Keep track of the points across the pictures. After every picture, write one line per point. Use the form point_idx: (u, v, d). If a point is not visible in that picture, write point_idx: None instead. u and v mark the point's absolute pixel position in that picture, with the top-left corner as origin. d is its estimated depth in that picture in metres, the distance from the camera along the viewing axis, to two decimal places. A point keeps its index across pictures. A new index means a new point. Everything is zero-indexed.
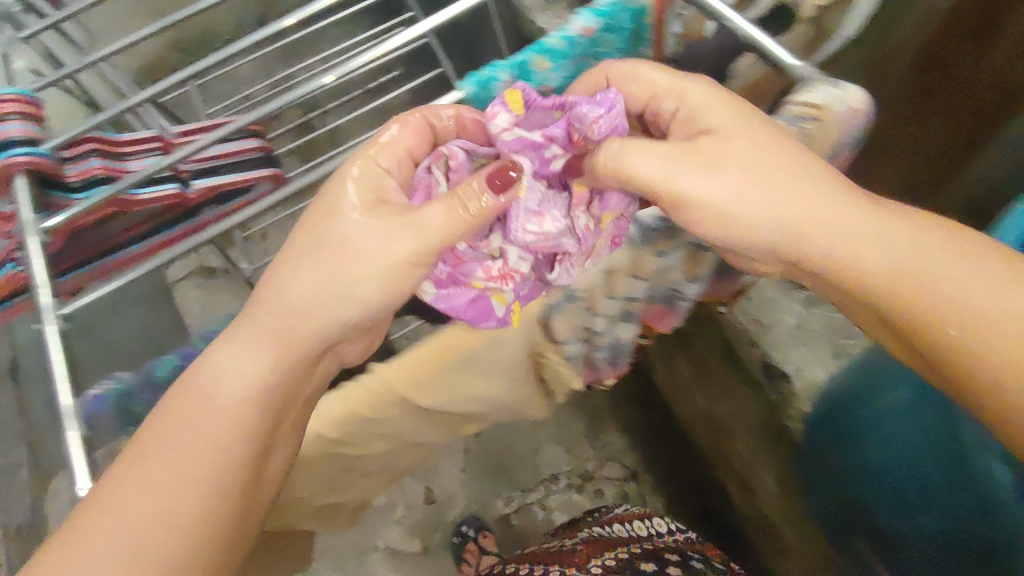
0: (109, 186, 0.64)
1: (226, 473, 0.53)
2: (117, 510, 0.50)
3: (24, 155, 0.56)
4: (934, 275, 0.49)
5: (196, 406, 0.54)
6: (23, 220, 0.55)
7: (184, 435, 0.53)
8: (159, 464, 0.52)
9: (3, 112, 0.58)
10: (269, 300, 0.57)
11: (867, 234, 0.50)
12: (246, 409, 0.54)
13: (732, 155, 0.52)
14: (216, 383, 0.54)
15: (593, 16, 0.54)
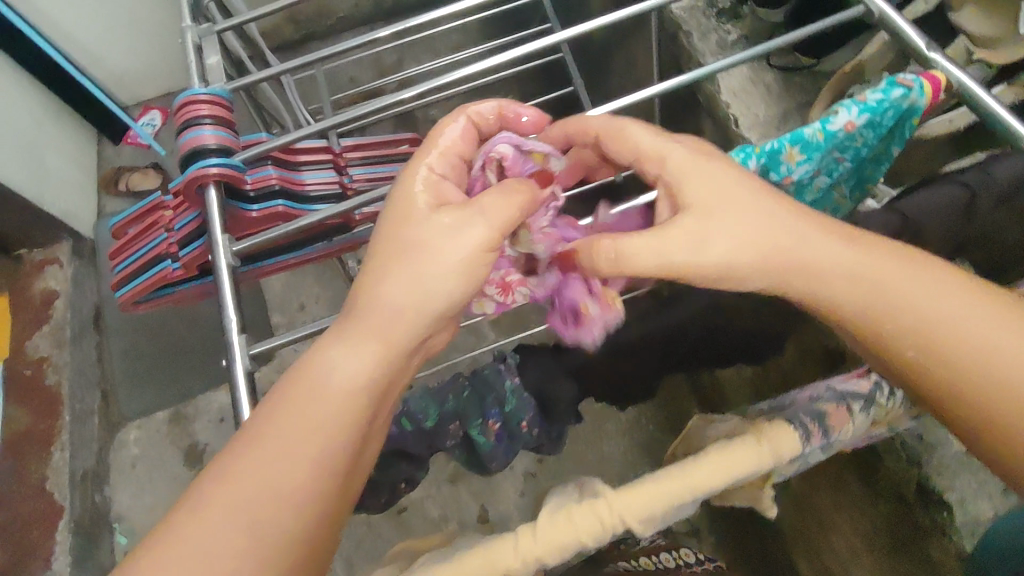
0: (286, 202, 0.61)
1: (320, 490, 0.43)
2: (214, 530, 0.41)
3: (217, 167, 0.53)
4: (895, 297, 0.45)
5: (290, 411, 0.44)
6: (218, 241, 0.51)
7: (279, 444, 0.43)
8: (250, 481, 0.43)
9: (199, 115, 0.55)
10: (371, 299, 0.47)
11: (856, 272, 0.46)
12: (346, 412, 0.44)
13: (723, 203, 0.48)
14: (308, 388, 0.45)
15: (862, 112, 0.50)
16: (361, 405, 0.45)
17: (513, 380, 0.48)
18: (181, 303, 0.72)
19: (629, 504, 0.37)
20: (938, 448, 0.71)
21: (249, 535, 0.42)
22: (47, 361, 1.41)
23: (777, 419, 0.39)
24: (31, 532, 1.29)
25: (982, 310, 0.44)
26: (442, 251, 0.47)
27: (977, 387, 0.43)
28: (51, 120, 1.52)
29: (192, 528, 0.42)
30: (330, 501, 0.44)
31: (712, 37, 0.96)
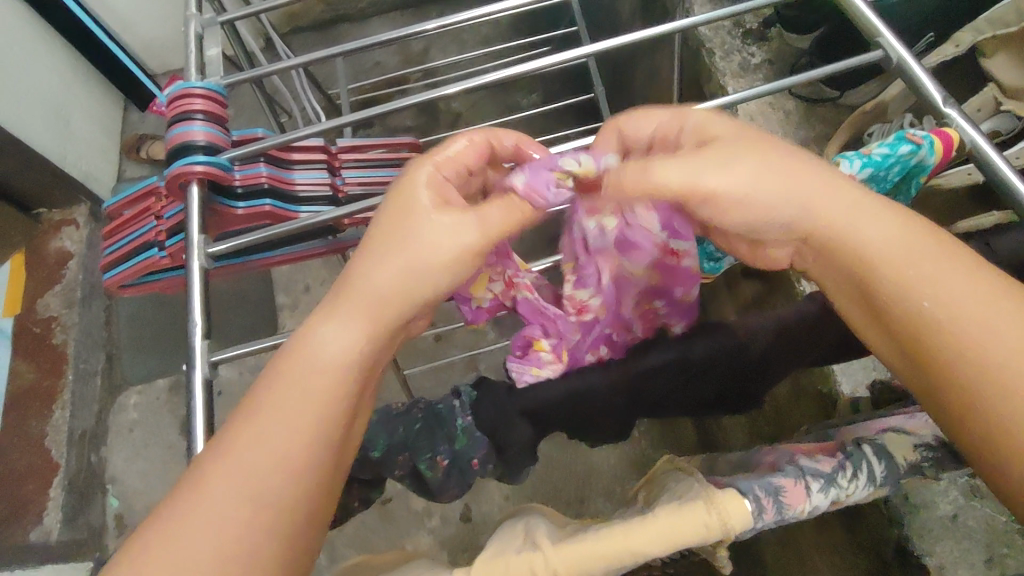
0: (274, 202, 0.60)
1: (310, 485, 0.38)
2: (194, 533, 0.36)
3: (203, 165, 0.53)
4: (901, 261, 0.39)
5: (275, 396, 0.39)
6: (194, 241, 0.51)
7: (253, 441, 0.38)
8: (232, 476, 0.37)
9: (191, 109, 0.55)
10: (363, 276, 0.41)
11: (865, 227, 0.40)
12: (330, 397, 0.39)
13: (736, 145, 0.42)
14: (289, 372, 0.39)
15: (865, 167, 0.48)
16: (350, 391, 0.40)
17: (465, 418, 0.45)
18: (169, 289, 0.72)
19: (563, 559, 0.36)
20: (921, 511, 0.67)
21: (211, 537, 0.36)
22: (56, 321, 1.42)
23: (730, 488, 0.37)
24: (24, 486, 1.30)
25: (1009, 308, 0.37)
26: (426, 233, 0.41)
27: (979, 387, 0.36)
28: (79, 83, 1.52)
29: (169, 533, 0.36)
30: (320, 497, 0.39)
31: (735, 58, 0.93)
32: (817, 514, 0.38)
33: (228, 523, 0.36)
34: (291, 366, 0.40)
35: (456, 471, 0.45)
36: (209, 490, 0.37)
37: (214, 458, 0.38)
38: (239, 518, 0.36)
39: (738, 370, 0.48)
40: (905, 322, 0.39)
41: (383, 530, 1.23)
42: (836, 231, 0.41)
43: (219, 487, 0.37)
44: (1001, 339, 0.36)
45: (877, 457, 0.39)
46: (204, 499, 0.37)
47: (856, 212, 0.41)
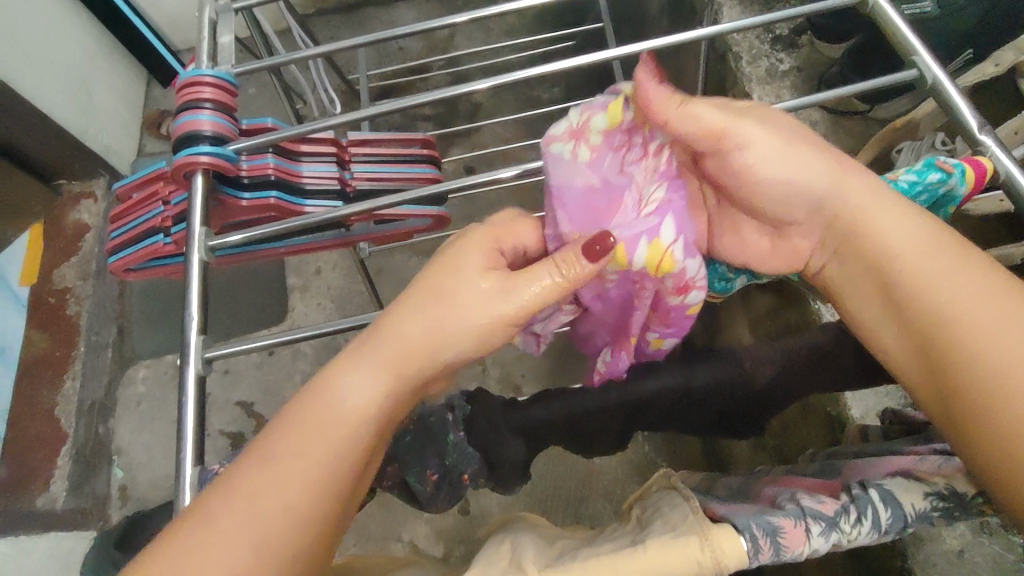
0: (279, 194, 0.60)
1: (320, 531, 0.39)
2: (205, 566, 0.37)
3: (208, 156, 0.53)
4: (913, 264, 0.41)
5: (301, 440, 0.40)
6: (195, 233, 0.51)
7: (278, 471, 0.39)
8: (252, 514, 0.38)
9: (199, 98, 0.55)
10: (394, 331, 0.43)
11: (886, 226, 0.42)
12: (352, 445, 0.41)
13: (777, 123, 0.44)
14: (316, 418, 0.41)
15: None
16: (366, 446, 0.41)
17: (458, 433, 0.45)
18: (174, 275, 0.72)
19: None
20: (926, 543, 0.65)
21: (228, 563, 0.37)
22: (69, 292, 1.44)
23: (727, 523, 0.36)
24: (34, 453, 1.32)
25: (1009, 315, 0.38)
26: (462, 296, 0.44)
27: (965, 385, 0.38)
28: (104, 57, 1.53)
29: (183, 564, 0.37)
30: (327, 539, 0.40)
31: (762, 64, 0.90)
32: (816, 556, 0.37)
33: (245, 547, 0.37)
34: (319, 408, 0.41)
35: (445, 485, 0.45)
36: (229, 514, 0.38)
37: (233, 486, 0.39)
38: (258, 546, 0.37)
39: (742, 397, 0.46)
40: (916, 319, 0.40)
41: (381, 517, 1.23)
42: (864, 213, 0.43)
43: (237, 513, 0.38)
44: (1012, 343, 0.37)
45: (882, 500, 0.37)
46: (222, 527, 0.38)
47: (878, 208, 0.43)
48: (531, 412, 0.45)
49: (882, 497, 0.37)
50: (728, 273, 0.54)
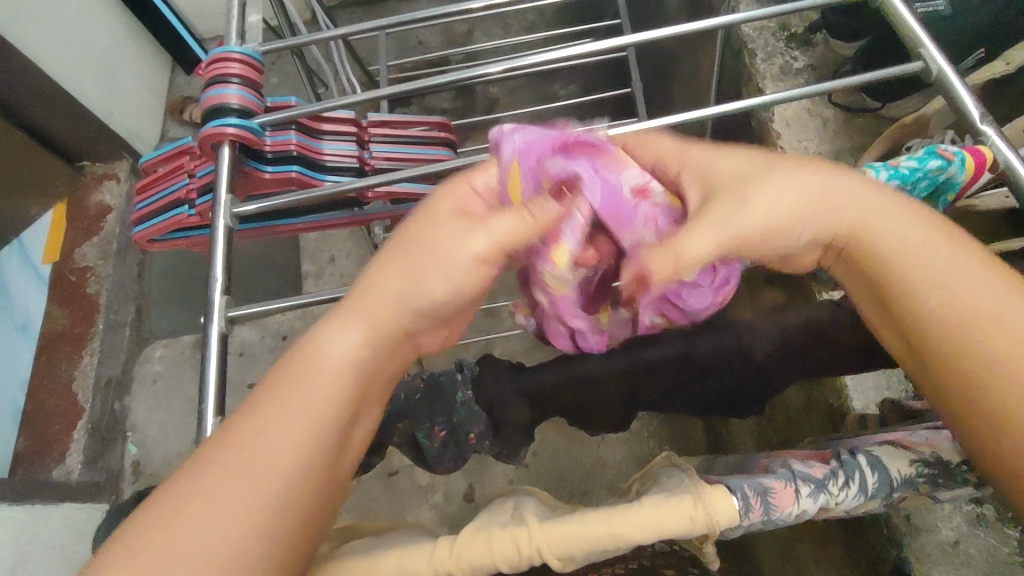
0: (301, 168, 0.62)
1: (316, 475, 0.38)
2: (203, 514, 0.36)
3: (234, 127, 0.55)
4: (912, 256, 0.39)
5: (288, 392, 0.39)
6: (222, 200, 0.53)
7: (269, 439, 0.38)
8: (247, 467, 0.37)
9: (227, 72, 0.57)
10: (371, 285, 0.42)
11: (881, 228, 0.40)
12: (338, 395, 0.40)
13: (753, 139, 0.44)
14: (298, 374, 0.40)
15: (890, 178, 0.48)
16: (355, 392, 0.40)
17: (465, 392, 0.46)
18: (195, 247, 0.75)
19: (548, 537, 0.37)
20: (922, 533, 0.66)
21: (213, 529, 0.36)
22: (91, 271, 1.47)
23: (720, 485, 0.38)
24: (50, 426, 1.34)
25: (1007, 305, 0.37)
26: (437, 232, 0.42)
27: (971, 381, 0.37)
28: (132, 42, 1.57)
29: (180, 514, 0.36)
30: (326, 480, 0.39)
31: (776, 61, 0.91)
32: (806, 518, 0.39)
33: (235, 512, 0.36)
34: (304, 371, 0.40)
35: (452, 444, 0.47)
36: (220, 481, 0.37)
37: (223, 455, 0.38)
38: (248, 511, 0.36)
39: (741, 372, 0.48)
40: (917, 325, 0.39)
41: (386, 500, 1.25)
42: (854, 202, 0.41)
43: (228, 479, 0.37)
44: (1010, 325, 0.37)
45: (868, 466, 0.39)
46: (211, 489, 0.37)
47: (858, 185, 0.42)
48: (539, 375, 0.47)
49: (868, 463, 0.40)
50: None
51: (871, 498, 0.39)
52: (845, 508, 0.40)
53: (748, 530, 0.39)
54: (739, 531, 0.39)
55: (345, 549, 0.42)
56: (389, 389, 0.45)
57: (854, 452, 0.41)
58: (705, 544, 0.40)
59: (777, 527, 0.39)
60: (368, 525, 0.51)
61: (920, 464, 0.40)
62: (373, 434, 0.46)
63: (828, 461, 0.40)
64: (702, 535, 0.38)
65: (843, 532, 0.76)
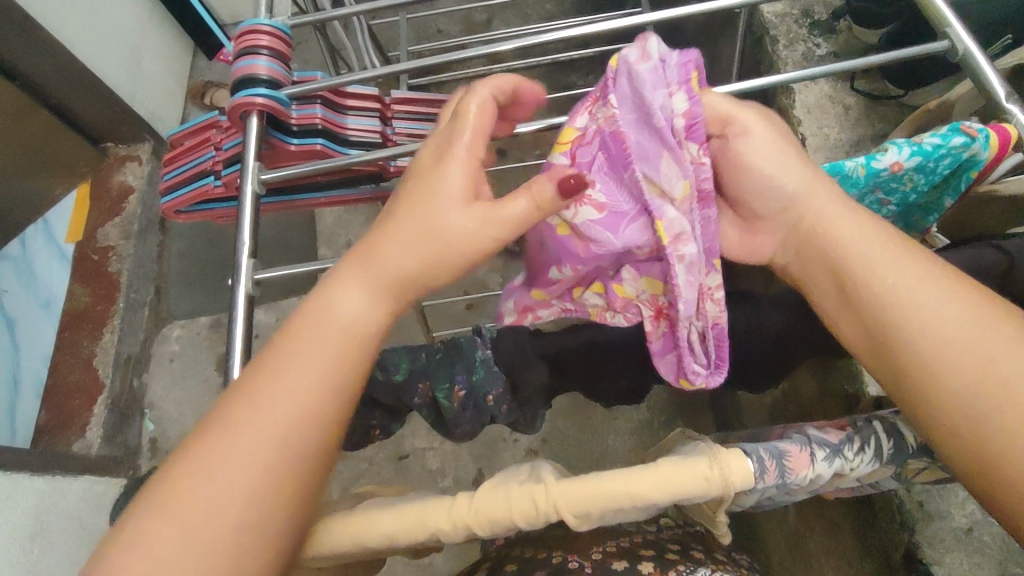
0: (326, 141, 0.63)
1: (297, 452, 0.39)
2: (205, 495, 0.37)
3: (263, 97, 0.57)
4: (867, 271, 0.43)
5: (282, 354, 0.41)
6: (250, 167, 0.55)
7: (258, 413, 0.39)
8: (236, 446, 0.38)
9: (257, 44, 0.58)
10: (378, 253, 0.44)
11: (854, 246, 0.44)
12: (343, 352, 0.41)
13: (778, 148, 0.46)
14: (306, 320, 0.42)
15: (912, 155, 0.49)
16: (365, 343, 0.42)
17: (485, 351, 0.47)
18: (220, 220, 0.76)
19: (566, 495, 0.37)
20: (934, 520, 0.66)
21: (213, 515, 0.37)
22: (112, 250, 1.49)
23: (736, 448, 0.38)
24: (71, 400, 1.36)
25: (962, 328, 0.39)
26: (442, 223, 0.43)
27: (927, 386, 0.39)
28: (155, 26, 1.59)
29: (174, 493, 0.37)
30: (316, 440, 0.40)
31: (798, 48, 0.91)
32: (819, 483, 0.40)
33: (228, 498, 0.37)
34: (297, 347, 0.41)
35: (471, 406, 0.47)
36: (209, 480, 0.37)
37: (207, 455, 0.38)
38: (239, 495, 0.37)
39: (757, 341, 0.49)
40: (898, 360, 0.41)
41: (398, 481, 1.26)
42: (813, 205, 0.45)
43: (223, 477, 0.37)
44: (922, 318, 0.40)
45: (880, 432, 0.40)
46: (198, 491, 0.37)
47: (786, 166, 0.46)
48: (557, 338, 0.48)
49: (880, 430, 0.40)
50: None
51: (885, 463, 0.40)
52: (857, 476, 0.41)
53: (762, 494, 0.40)
54: (753, 495, 0.40)
55: (366, 504, 0.43)
56: (412, 349, 0.47)
57: (869, 419, 0.42)
58: (716, 510, 0.41)
59: (791, 489, 0.40)
60: (386, 489, 0.52)
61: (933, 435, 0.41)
62: (395, 395, 0.47)
63: (839, 429, 0.41)
64: (720, 500, 0.39)
65: (855, 518, 0.75)
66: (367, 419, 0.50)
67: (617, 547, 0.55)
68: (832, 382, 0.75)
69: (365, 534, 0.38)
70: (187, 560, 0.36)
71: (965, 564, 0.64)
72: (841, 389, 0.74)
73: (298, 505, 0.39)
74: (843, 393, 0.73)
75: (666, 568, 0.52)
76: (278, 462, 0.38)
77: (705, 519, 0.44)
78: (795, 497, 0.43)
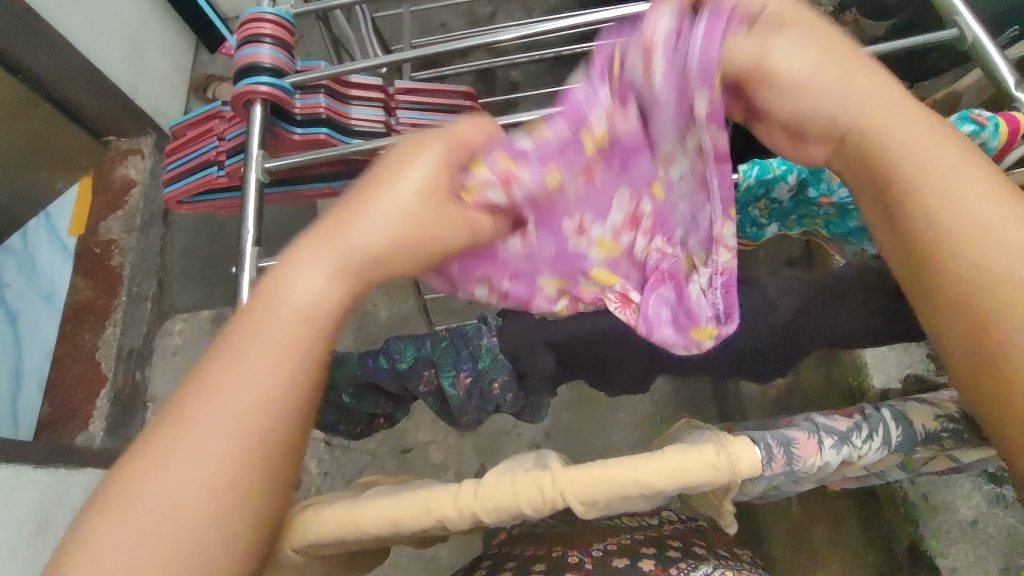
0: (329, 131, 0.63)
1: (248, 446, 0.38)
2: (163, 484, 0.37)
3: (266, 86, 0.56)
4: (944, 189, 0.39)
5: (237, 347, 0.40)
6: (253, 155, 0.54)
7: (210, 406, 0.39)
8: (190, 438, 0.38)
9: (260, 33, 0.58)
10: (344, 233, 0.43)
11: (932, 163, 0.40)
12: (293, 338, 0.41)
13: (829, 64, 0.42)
14: (258, 308, 0.41)
15: None
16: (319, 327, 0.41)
17: (491, 339, 0.47)
18: (222, 212, 0.76)
19: (573, 481, 0.37)
20: (939, 512, 0.66)
21: (169, 504, 0.37)
22: (115, 243, 1.48)
23: (743, 435, 0.38)
24: (74, 393, 1.36)
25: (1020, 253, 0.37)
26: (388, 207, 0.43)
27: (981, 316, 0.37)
28: (157, 19, 1.58)
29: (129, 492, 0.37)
30: (268, 435, 0.39)
31: None
32: (826, 471, 0.40)
33: (184, 489, 0.37)
34: (249, 339, 0.40)
35: (476, 394, 0.47)
36: (164, 470, 0.37)
37: (164, 446, 0.38)
38: (194, 486, 0.37)
39: (764, 328, 0.49)
40: (951, 288, 0.38)
41: (401, 474, 1.26)
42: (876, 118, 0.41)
43: (176, 467, 0.37)
44: (984, 238, 0.38)
45: (889, 420, 0.40)
46: (157, 477, 0.37)
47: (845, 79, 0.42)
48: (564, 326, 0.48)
49: (888, 418, 0.40)
50: (762, 220, 0.59)
51: (893, 451, 0.40)
52: (865, 464, 0.41)
53: (769, 481, 0.39)
54: (760, 482, 0.39)
55: (371, 491, 0.43)
56: (417, 337, 0.47)
57: (877, 407, 0.42)
58: (722, 498, 0.41)
59: (798, 477, 0.40)
60: (390, 479, 0.52)
61: (943, 423, 0.40)
62: (399, 382, 0.47)
63: (847, 417, 0.40)
64: (727, 487, 0.39)
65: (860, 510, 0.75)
66: (371, 409, 0.50)
67: (619, 545, 0.55)
68: (838, 375, 0.75)
69: (370, 521, 0.38)
70: (148, 543, 0.36)
71: (972, 556, 0.64)
72: (846, 381, 0.73)
73: (254, 502, 0.38)
74: (848, 385, 0.73)
75: (668, 566, 0.52)
76: (231, 450, 0.38)
77: (711, 508, 0.44)
78: (802, 485, 0.43)
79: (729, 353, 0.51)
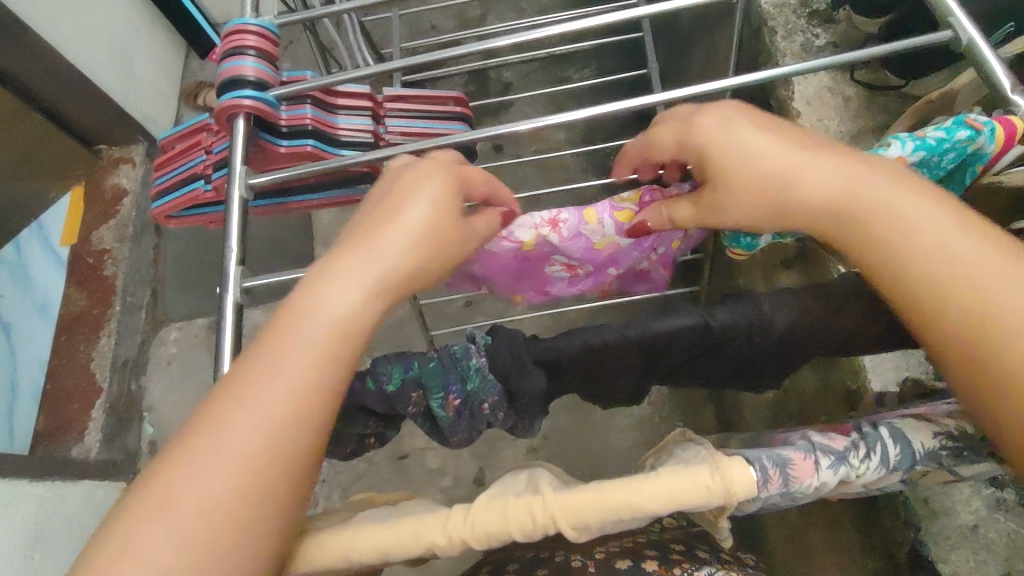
0: (317, 143, 0.62)
1: (284, 446, 0.38)
2: (190, 487, 0.36)
3: (250, 99, 0.55)
4: (900, 229, 0.41)
5: (272, 353, 0.40)
6: (236, 172, 0.53)
7: (243, 409, 0.38)
8: (219, 443, 0.37)
9: (244, 45, 0.57)
10: (374, 248, 0.43)
11: (884, 203, 0.42)
12: (326, 348, 0.40)
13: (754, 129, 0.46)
14: (291, 320, 0.41)
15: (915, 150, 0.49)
16: (356, 338, 0.41)
17: (480, 359, 0.46)
18: (212, 225, 0.75)
19: (563, 507, 0.36)
20: (940, 517, 0.65)
21: (195, 511, 0.35)
22: (108, 254, 1.47)
23: (737, 456, 0.37)
24: (70, 405, 1.35)
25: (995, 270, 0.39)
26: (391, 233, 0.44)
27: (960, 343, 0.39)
28: (146, 26, 1.57)
29: (154, 496, 0.36)
30: (303, 438, 0.38)
31: (797, 39, 0.89)
32: (825, 492, 0.39)
33: (209, 495, 0.36)
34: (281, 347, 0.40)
35: (466, 413, 0.47)
36: (192, 478, 0.36)
37: (192, 452, 0.37)
38: (223, 491, 0.36)
39: (760, 343, 0.48)
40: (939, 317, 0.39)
41: (399, 482, 1.25)
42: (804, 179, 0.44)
43: (204, 473, 0.36)
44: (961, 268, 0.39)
45: (887, 438, 0.39)
46: (184, 482, 0.36)
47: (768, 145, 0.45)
48: (556, 343, 0.47)
49: (887, 437, 0.39)
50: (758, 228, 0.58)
51: (892, 470, 0.39)
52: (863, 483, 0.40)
53: (764, 503, 0.38)
54: (755, 503, 0.39)
55: (360, 516, 0.42)
56: (405, 357, 0.45)
57: (876, 425, 0.41)
58: (717, 519, 0.40)
59: (796, 498, 0.39)
60: (384, 496, 0.51)
61: (940, 441, 0.39)
62: (388, 404, 0.46)
63: (844, 436, 0.40)
64: (722, 510, 0.38)
65: (858, 514, 0.74)
66: (361, 428, 0.49)
67: (620, 548, 0.55)
68: (834, 375, 0.74)
69: (360, 547, 0.37)
70: (179, 550, 0.35)
71: (971, 562, 0.63)
72: (843, 384, 0.72)
73: (284, 504, 0.37)
74: (845, 388, 0.72)
75: (671, 566, 0.51)
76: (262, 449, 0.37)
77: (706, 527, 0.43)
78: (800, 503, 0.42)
79: (724, 366, 0.50)
